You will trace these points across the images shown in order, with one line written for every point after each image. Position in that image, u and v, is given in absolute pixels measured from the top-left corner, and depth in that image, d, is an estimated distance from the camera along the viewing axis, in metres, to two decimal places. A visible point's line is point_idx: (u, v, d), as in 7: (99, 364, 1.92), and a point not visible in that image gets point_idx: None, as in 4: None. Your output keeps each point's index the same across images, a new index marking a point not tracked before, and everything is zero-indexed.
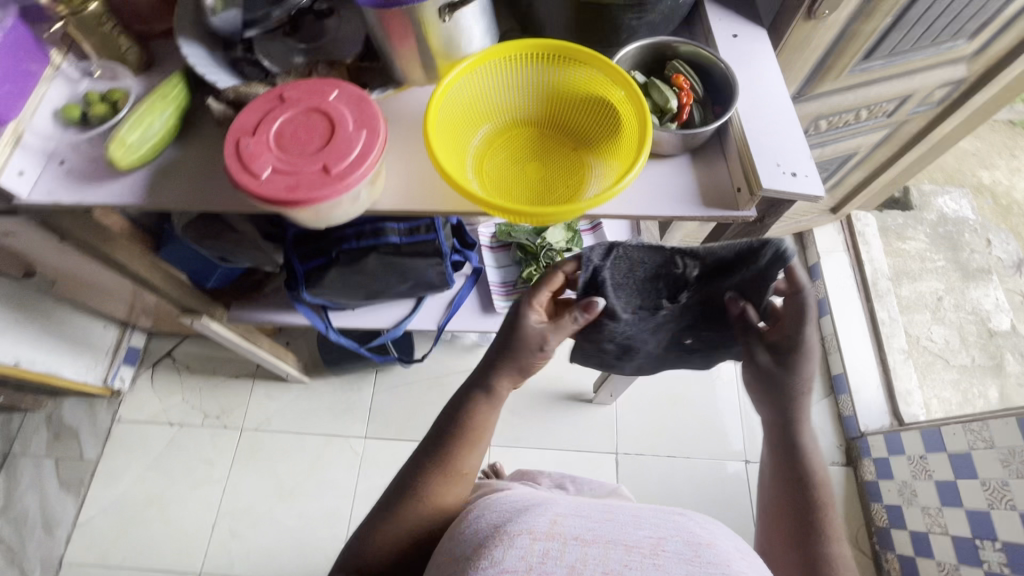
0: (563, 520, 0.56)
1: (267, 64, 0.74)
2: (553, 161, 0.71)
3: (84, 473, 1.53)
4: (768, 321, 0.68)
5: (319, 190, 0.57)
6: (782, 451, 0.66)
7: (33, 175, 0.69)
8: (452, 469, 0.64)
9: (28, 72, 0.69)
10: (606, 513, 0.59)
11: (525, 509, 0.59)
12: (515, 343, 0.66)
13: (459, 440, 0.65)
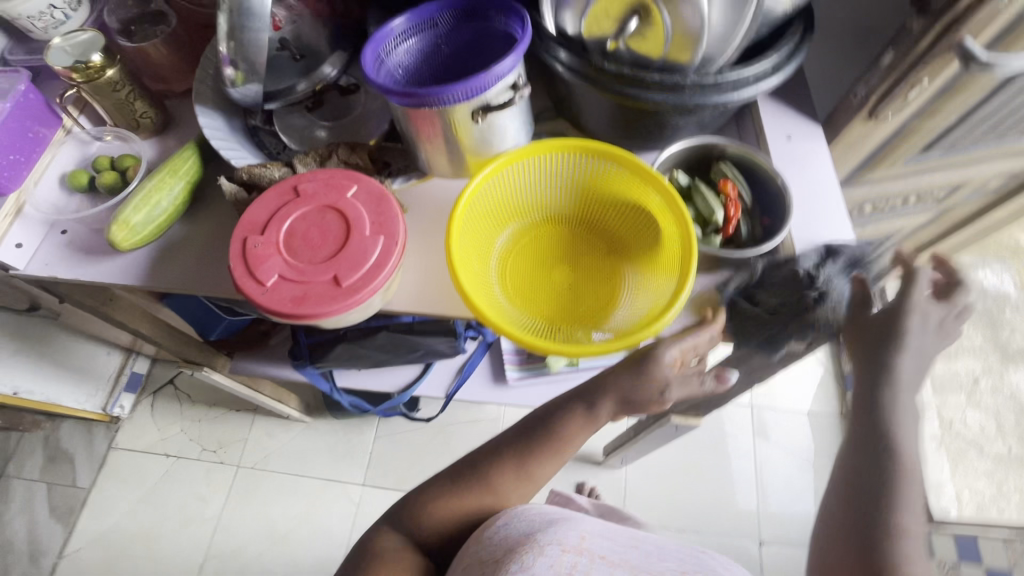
0: (591, 540, 0.59)
1: (286, 138, 0.70)
2: (585, 266, 0.65)
3: (75, 501, 1.48)
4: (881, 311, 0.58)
5: (328, 306, 0.52)
6: (862, 440, 0.55)
7: (32, 246, 0.65)
8: (528, 478, 0.60)
9: (36, 139, 0.65)
10: (628, 540, 0.63)
11: (555, 521, 0.60)
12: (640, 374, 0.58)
13: (542, 452, 0.60)
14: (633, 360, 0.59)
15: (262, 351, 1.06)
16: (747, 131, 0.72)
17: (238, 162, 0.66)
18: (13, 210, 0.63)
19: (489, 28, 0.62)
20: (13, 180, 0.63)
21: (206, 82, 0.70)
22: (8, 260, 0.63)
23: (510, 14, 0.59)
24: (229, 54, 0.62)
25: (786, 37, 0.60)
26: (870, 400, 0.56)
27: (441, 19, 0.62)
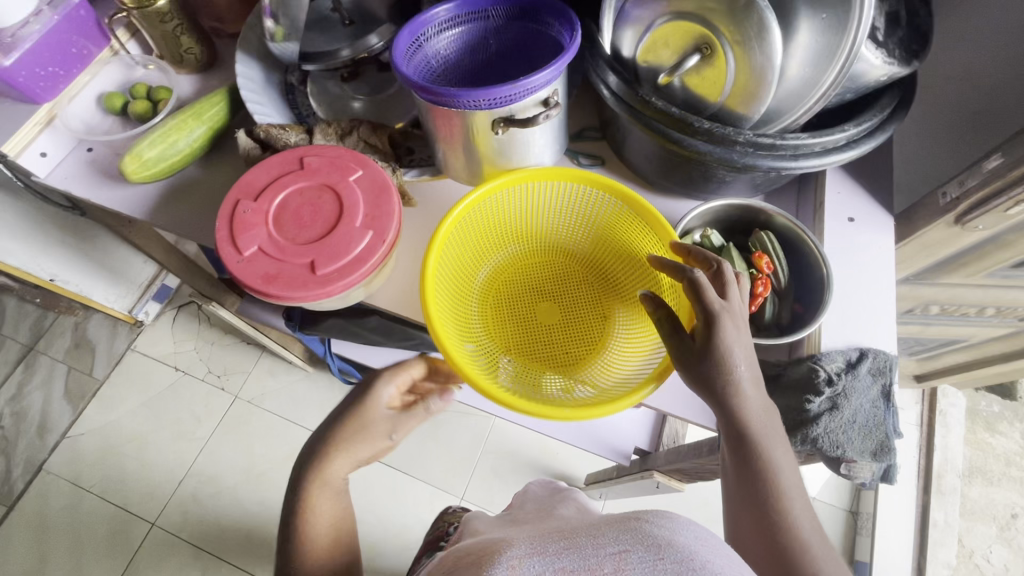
0: (511, 560, 0.31)
1: (317, 105, 0.69)
2: (576, 304, 0.60)
3: (87, 390, 1.57)
4: (862, 400, 0.50)
5: (296, 291, 0.50)
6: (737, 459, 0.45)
7: (56, 158, 0.66)
8: (306, 558, 0.51)
9: (80, 55, 0.66)
10: (557, 538, 0.33)
11: (445, 563, 0.33)
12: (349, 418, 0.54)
13: (303, 532, 0.51)
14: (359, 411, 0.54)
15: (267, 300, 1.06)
16: (806, 197, 0.64)
17: (260, 119, 0.65)
18: (44, 119, 0.64)
19: (540, 31, 0.57)
20: (47, 91, 0.64)
21: (256, 30, 0.70)
22: (29, 167, 0.64)
23: (564, 22, 0.54)
24: (271, 7, 0.61)
25: (872, 108, 0.52)
26: (727, 415, 0.45)
27: (492, 13, 0.58)
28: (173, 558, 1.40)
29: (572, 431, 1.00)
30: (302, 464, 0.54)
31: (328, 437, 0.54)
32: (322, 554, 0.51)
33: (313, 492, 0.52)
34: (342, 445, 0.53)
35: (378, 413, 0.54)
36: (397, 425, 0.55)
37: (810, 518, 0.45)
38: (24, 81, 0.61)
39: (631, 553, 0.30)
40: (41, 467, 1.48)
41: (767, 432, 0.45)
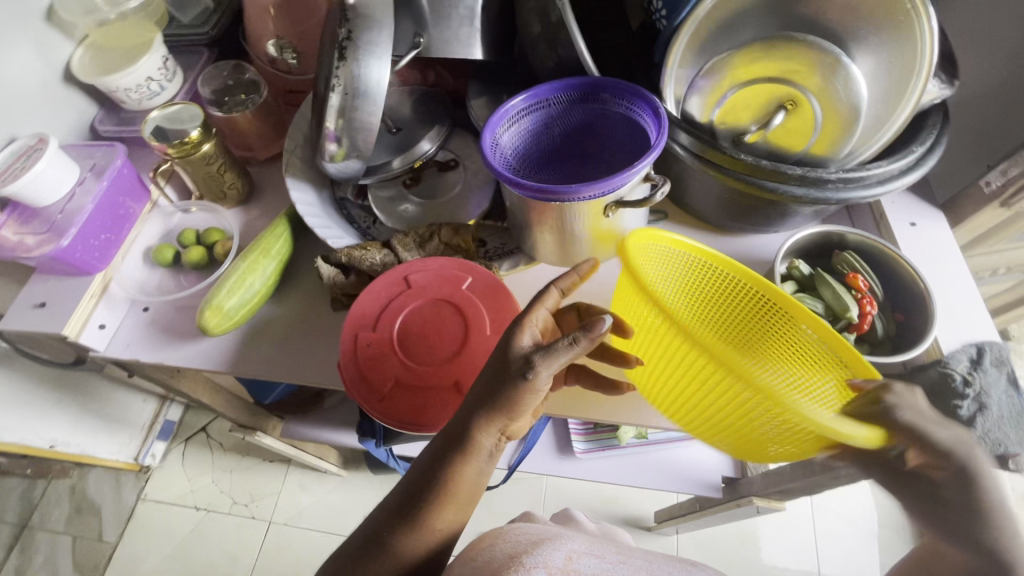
0: (578, 553, 0.48)
1: (378, 212, 0.68)
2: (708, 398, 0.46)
3: (100, 557, 1.36)
4: (999, 390, 0.53)
5: (448, 416, 0.49)
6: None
7: (114, 327, 0.62)
8: (435, 522, 0.46)
9: (126, 215, 0.63)
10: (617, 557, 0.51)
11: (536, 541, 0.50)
12: (489, 373, 0.45)
13: (444, 498, 0.46)
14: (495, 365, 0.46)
15: (316, 415, 0.99)
16: (860, 210, 0.69)
17: (335, 243, 0.62)
18: (98, 290, 0.60)
19: (606, 112, 0.59)
20: (100, 260, 0.60)
21: (297, 152, 0.68)
22: (90, 343, 0.59)
23: (637, 98, 0.55)
24: (336, 130, 0.58)
25: (926, 126, 0.55)
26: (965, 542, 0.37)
27: (555, 102, 0.58)
28: None
29: (662, 476, 0.98)
30: (448, 433, 0.47)
31: (476, 404, 0.45)
32: (451, 518, 0.47)
33: (463, 463, 0.46)
34: (493, 416, 0.45)
35: (513, 358, 0.44)
36: (528, 362, 0.43)
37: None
38: (80, 256, 0.58)
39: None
40: None
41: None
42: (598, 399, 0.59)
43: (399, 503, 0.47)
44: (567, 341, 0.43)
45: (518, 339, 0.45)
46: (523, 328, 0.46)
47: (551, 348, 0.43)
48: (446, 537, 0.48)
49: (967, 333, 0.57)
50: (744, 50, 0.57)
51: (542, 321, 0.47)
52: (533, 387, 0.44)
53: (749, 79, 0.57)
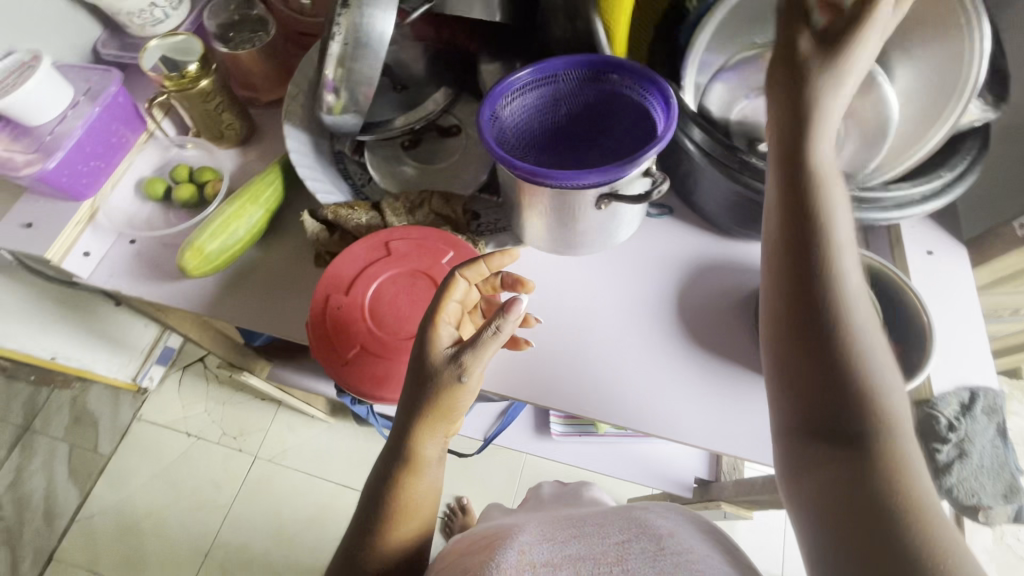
0: (530, 545, 0.48)
1: (372, 170, 0.66)
2: None
3: (94, 468, 1.40)
4: (981, 436, 0.52)
5: None
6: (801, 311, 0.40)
7: (99, 255, 0.62)
8: (392, 535, 0.47)
9: (119, 143, 0.62)
10: (573, 530, 0.50)
11: (489, 543, 0.50)
12: (418, 380, 0.46)
13: (395, 515, 0.47)
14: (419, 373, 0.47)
15: (303, 364, 0.99)
16: (876, 230, 0.65)
17: (324, 198, 0.61)
18: (85, 217, 0.60)
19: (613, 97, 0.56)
20: (88, 187, 0.60)
21: (299, 98, 0.65)
22: (73, 269, 0.59)
23: (646, 84, 0.52)
24: (334, 80, 0.56)
25: (958, 152, 0.51)
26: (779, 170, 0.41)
27: (563, 79, 0.55)
28: None
29: (637, 469, 0.97)
30: (391, 451, 0.48)
31: (410, 419, 0.47)
32: (410, 534, 0.47)
33: (411, 479, 0.47)
34: (433, 426, 0.47)
35: (440, 364, 0.45)
36: (461, 366, 0.45)
37: (887, 356, 0.38)
38: (66, 181, 0.57)
39: (634, 544, 0.46)
40: (52, 556, 1.31)
41: (839, 266, 0.39)
42: (569, 392, 0.58)
43: (357, 534, 0.47)
44: (491, 332, 0.46)
45: (436, 344, 0.46)
46: (437, 329, 0.47)
47: (478, 345, 0.45)
48: (415, 550, 0.48)
49: (967, 375, 0.54)
50: (773, 45, 0.53)
51: (452, 313, 0.48)
52: (465, 387, 0.46)
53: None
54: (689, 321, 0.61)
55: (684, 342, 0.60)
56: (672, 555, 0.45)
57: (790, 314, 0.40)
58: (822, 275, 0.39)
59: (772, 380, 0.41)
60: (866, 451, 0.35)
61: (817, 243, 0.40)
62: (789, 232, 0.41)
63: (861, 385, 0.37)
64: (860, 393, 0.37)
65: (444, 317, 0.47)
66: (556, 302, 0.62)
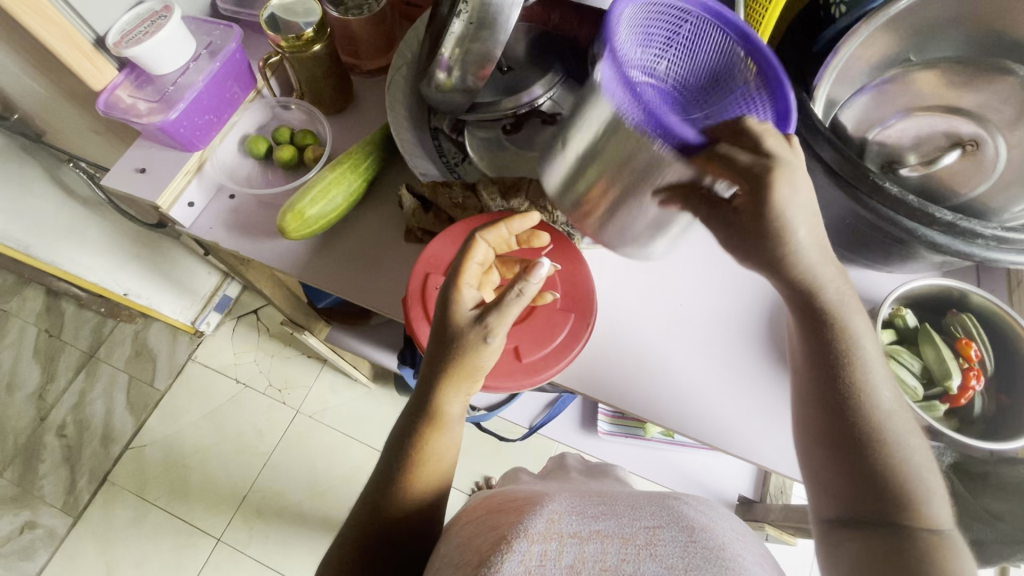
0: (559, 517, 0.40)
1: (469, 151, 0.65)
2: None
3: (149, 400, 1.45)
4: None
5: (504, 379, 0.50)
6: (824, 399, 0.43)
7: (201, 206, 0.64)
8: (406, 490, 0.45)
9: (229, 99, 0.63)
10: (605, 505, 0.43)
11: (519, 505, 0.44)
12: (439, 343, 0.47)
13: (415, 466, 0.46)
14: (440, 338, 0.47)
15: (360, 329, 1.00)
16: (993, 269, 0.61)
17: (422, 172, 0.62)
18: (193, 168, 0.61)
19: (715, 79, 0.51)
20: (200, 139, 0.61)
21: (402, 70, 0.65)
22: (178, 218, 0.61)
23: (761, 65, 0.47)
24: (449, 59, 0.55)
25: None
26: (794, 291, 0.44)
27: (688, 29, 0.49)
28: (240, 573, 1.28)
29: (680, 479, 0.95)
30: (413, 405, 0.48)
31: (432, 374, 0.47)
32: (427, 484, 0.46)
33: (433, 433, 0.47)
34: (457, 383, 0.47)
35: (464, 325, 0.46)
36: (485, 328, 0.46)
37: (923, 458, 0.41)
38: (182, 132, 0.59)
39: (665, 531, 0.38)
40: (106, 477, 1.37)
41: (867, 379, 0.43)
42: (654, 401, 0.57)
43: (377, 480, 0.46)
44: (515, 293, 0.46)
45: (459, 306, 0.47)
46: (461, 289, 0.48)
47: (501, 305, 0.46)
48: (430, 500, 0.46)
49: None
50: (931, 71, 0.54)
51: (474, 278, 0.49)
52: (484, 346, 0.46)
53: (920, 108, 0.54)
54: (778, 343, 0.59)
55: (770, 362, 0.58)
56: (706, 550, 0.36)
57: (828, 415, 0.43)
58: (854, 384, 0.42)
59: (807, 474, 0.44)
60: (901, 540, 0.37)
61: (847, 355, 0.43)
62: (814, 341, 0.44)
63: (896, 478, 0.40)
64: (897, 486, 0.39)
65: (467, 278, 0.48)
66: (639, 303, 0.61)
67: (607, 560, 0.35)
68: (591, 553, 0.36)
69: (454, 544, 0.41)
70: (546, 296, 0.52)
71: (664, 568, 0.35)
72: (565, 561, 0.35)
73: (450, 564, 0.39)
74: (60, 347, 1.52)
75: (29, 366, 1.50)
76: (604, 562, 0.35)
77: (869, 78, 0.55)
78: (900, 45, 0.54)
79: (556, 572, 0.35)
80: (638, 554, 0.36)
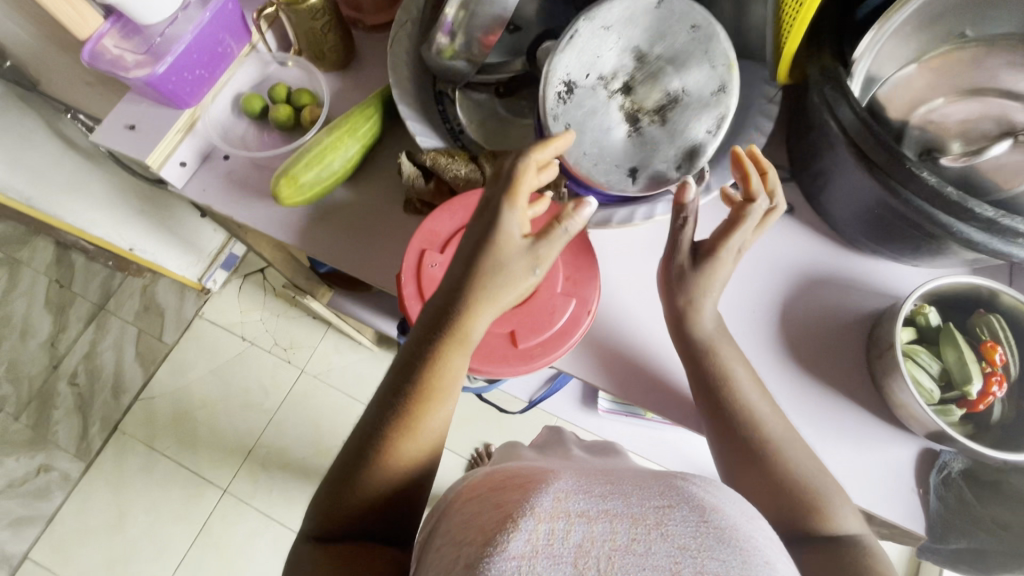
0: (568, 492, 0.36)
1: (471, 118, 0.61)
2: None
3: (158, 354, 1.47)
4: None
5: (500, 364, 0.48)
6: (722, 436, 0.49)
7: (193, 166, 0.61)
8: (424, 418, 0.44)
9: (223, 54, 0.59)
10: (610, 479, 0.40)
11: (522, 482, 0.41)
12: (481, 262, 0.43)
13: (428, 391, 0.44)
14: (484, 256, 0.43)
15: (362, 295, 0.98)
16: None
17: (424, 140, 0.57)
18: (185, 126, 0.58)
19: None
20: (191, 96, 0.58)
21: (406, 27, 0.60)
22: (170, 178, 0.59)
23: None
24: (452, 22, 0.52)
25: None
26: (678, 322, 0.53)
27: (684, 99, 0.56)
28: (246, 523, 1.32)
29: (677, 458, 0.95)
30: (430, 324, 0.45)
31: (458, 300, 0.44)
32: (439, 412, 0.44)
33: (454, 354, 0.44)
34: (491, 310, 0.44)
35: (515, 252, 0.43)
36: (536, 262, 0.43)
37: (811, 463, 0.47)
38: (172, 87, 0.56)
39: (676, 510, 0.35)
40: (117, 427, 1.40)
41: (750, 405, 0.49)
42: None
43: (383, 406, 0.44)
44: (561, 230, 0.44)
45: (509, 227, 0.43)
46: (513, 206, 0.43)
47: (550, 238, 0.44)
48: (438, 439, 0.45)
49: None
50: (987, 51, 0.49)
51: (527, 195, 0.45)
52: (523, 280, 0.44)
53: (971, 90, 0.49)
54: (794, 336, 0.56)
55: (784, 354, 0.55)
56: (717, 539, 0.33)
57: (729, 448, 0.49)
58: (743, 416, 0.49)
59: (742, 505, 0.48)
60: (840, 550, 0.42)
61: (729, 396, 0.50)
62: (699, 386, 0.51)
63: (800, 488, 0.45)
64: (805, 495, 0.45)
65: (525, 195, 0.44)
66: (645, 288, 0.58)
67: (618, 540, 0.33)
68: (600, 532, 0.33)
69: (459, 520, 0.39)
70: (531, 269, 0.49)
71: (676, 547, 0.32)
72: (574, 540, 0.32)
73: (451, 543, 0.37)
74: (70, 298, 1.53)
75: (42, 315, 1.52)
76: (613, 543, 0.32)
77: (920, 52, 0.50)
78: (954, 19, 0.49)
79: (564, 553, 0.32)
80: (649, 534, 0.33)
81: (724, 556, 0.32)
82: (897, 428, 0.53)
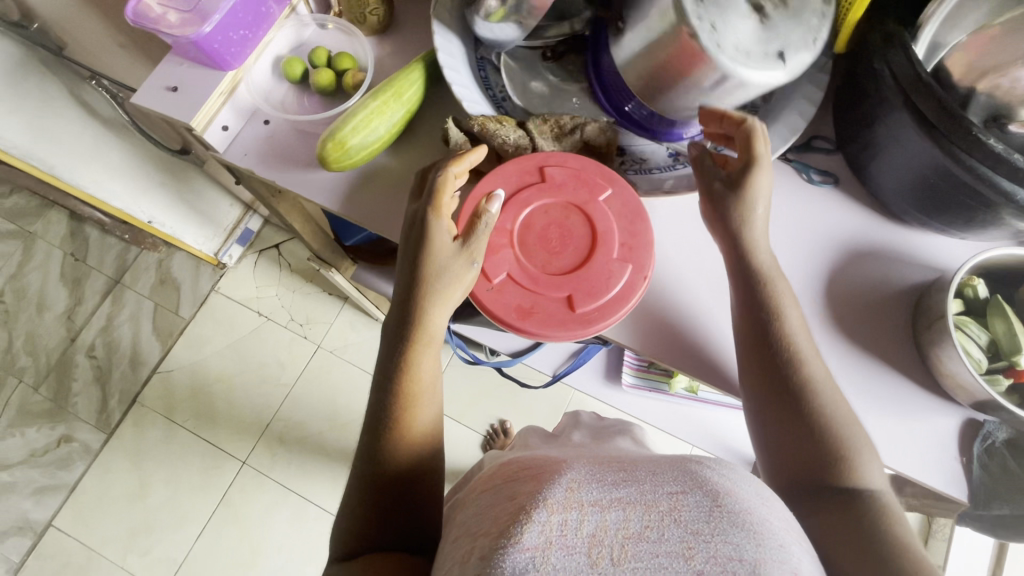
0: (580, 482, 0.36)
1: (516, 82, 0.60)
2: None
3: (175, 328, 1.47)
4: None
5: (553, 328, 0.48)
6: (761, 375, 0.50)
7: (235, 131, 0.60)
8: (406, 422, 0.47)
9: (264, 14, 0.58)
10: (623, 467, 0.40)
11: (531, 473, 0.41)
12: (422, 268, 0.48)
13: (404, 397, 0.48)
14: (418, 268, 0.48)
15: (387, 269, 0.98)
16: None
17: (471, 107, 0.56)
18: (228, 89, 0.57)
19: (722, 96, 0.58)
20: (234, 58, 0.57)
21: None
22: (213, 142, 0.58)
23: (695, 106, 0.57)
24: None
25: None
26: (733, 250, 0.53)
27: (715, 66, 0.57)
28: (264, 495, 1.34)
29: (695, 432, 0.96)
30: (393, 338, 0.50)
31: (410, 306, 0.49)
32: (422, 414, 0.48)
33: (419, 352, 0.49)
34: (443, 301, 0.49)
35: (447, 254, 0.48)
36: (469, 255, 0.48)
37: (845, 410, 0.48)
38: (216, 47, 0.55)
39: (688, 495, 0.34)
40: (136, 399, 1.41)
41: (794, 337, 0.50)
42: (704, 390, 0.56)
43: (370, 429, 0.48)
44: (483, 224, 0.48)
45: (438, 235, 0.48)
46: (438, 216, 0.48)
47: (476, 234, 0.48)
48: (428, 441, 0.48)
49: None
50: None
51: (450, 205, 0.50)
52: (461, 272, 0.48)
53: None
54: (842, 308, 0.56)
55: (833, 326, 0.55)
56: (731, 523, 0.32)
57: (765, 390, 0.49)
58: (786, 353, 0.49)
59: (758, 441, 0.50)
60: (851, 500, 0.43)
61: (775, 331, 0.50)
62: (746, 314, 0.52)
63: (827, 434, 0.47)
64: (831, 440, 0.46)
65: (446, 203, 0.48)
66: (690, 257, 0.58)
67: (630, 528, 0.33)
68: (612, 521, 0.33)
69: (477, 510, 0.40)
70: (579, 233, 0.50)
71: (689, 534, 0.32)
72: (586, 530, 0.32)
73: (468, 535, 0.37)
74: (85, 271, 1.53)
75: (57, 288, 1.51)
76: (626, 530, 0.32)
77: (989, 17, 0.49)
78: None
79: (577, 543, 0.32)
80: (662, 521, 0.33)
81: (738, 541, 0.32)
82: (941, 400, 0.53)
